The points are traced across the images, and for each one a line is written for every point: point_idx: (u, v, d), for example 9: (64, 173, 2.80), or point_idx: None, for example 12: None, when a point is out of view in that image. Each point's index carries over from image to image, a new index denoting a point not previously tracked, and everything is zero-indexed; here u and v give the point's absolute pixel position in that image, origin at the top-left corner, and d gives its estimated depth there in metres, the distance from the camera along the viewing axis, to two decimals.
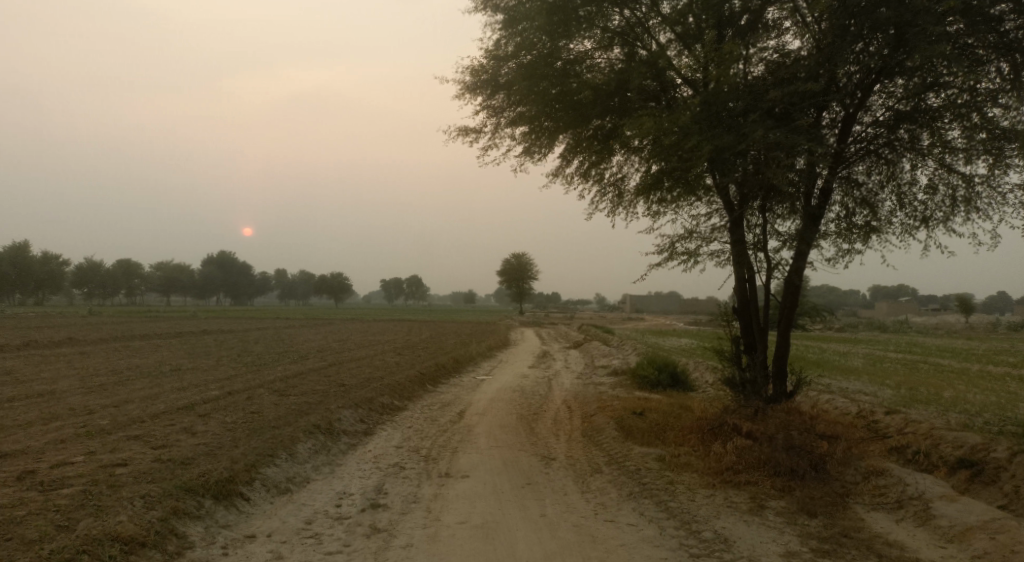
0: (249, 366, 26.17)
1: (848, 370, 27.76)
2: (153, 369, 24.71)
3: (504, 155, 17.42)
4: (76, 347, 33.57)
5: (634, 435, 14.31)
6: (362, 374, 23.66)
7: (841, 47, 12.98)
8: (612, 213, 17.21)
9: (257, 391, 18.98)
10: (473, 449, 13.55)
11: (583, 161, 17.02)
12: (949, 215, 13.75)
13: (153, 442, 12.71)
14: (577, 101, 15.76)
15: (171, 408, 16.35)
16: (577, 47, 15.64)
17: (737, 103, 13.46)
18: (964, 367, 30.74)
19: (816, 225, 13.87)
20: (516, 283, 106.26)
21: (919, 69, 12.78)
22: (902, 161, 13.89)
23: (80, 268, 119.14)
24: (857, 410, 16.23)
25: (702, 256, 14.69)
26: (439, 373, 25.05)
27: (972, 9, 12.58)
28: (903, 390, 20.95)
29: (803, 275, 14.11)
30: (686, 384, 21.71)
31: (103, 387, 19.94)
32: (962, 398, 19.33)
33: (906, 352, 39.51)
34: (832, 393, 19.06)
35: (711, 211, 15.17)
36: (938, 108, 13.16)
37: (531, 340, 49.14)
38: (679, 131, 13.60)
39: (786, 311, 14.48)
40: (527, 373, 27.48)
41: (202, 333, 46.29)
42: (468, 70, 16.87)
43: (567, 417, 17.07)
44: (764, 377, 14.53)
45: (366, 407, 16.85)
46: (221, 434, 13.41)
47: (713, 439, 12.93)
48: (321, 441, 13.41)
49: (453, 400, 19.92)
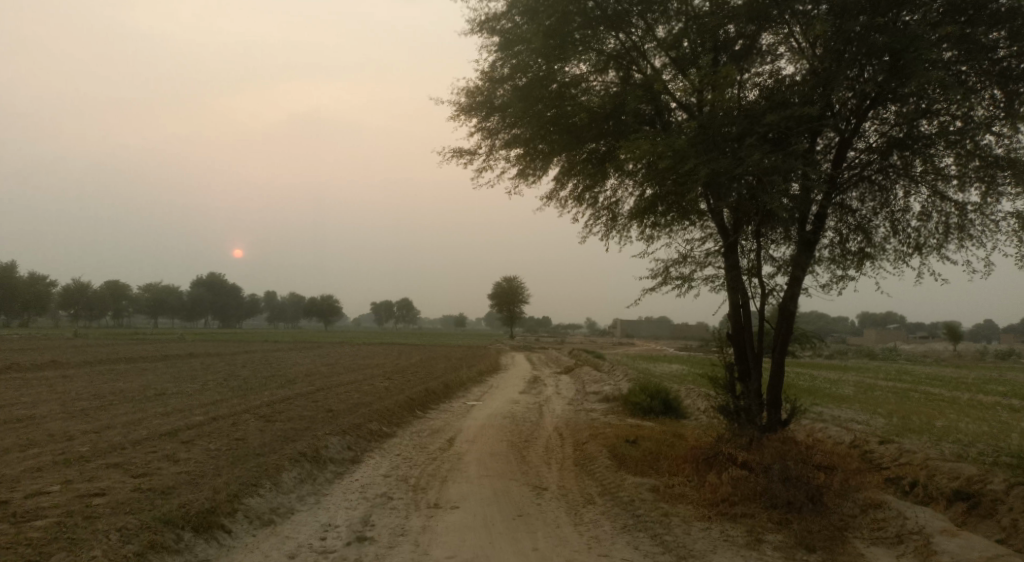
0: (236, 390, 25.78)
1: (839, 398, 27.59)
2: (138, 393, 24.28)
3: (498, 177, 17.33)
4: (60, 369, 33.05)
5: (627, 464, 14.05)
6: (350, 399, 23.32)
7: (836, 72, 12.95)
8: (605, 237, 17.10)
9: (243, 416, 18.65)
10: (463, 478, 13.25)
11: (577, 184, 16.94)
12: (942, 242, 13.69)
13: (134, 470, 12.36)
14: (572, 124, 15.67)
15: (155, 433, 15.98)
16: (573, 70, 15.53)
17: (732, 127, 13.37)
18: (954, 396, 30.70)
19: (811, 251, 13.77)
20: (507, 307, 105.91)
21: (913, 95, 12.74)
22: (896, 187, 13.84)
23: (67, 289, 118.06)
24: (851, 440, 16.04)
25: (696, 281, 14.60)
26: (429, 398, 24.73)
27: (966, 36, 12.63)
28: (895, 419, 20.77)
29: (797, 301, 13.96)
30: (678, 411, 21.50)
31: (85, 411, 19.54)
32: (955, 428, 19.17)
33: (896, 380, 39.45)
34: (825, 421, 18.88)
35: (705, 235, 15.09)
36: (931, 135, 13.14)
37: (521, 365, 48.90)
38: (675, 155, 13.43)
39: (780, 337, 14.37)
40: (518, 398, 27.20)
41: (188, 355, 45.81)
42: (463, 91, 16.82)
43: (559, 445, 16.79)
44: (759, 404, 14.31)
45: (355, 433, 16.53)
46: (205, 462, 13.07)
47: (708, 469, 12.69)
48: (307, 470, 13.09)
49: (443, 425, 19.62)
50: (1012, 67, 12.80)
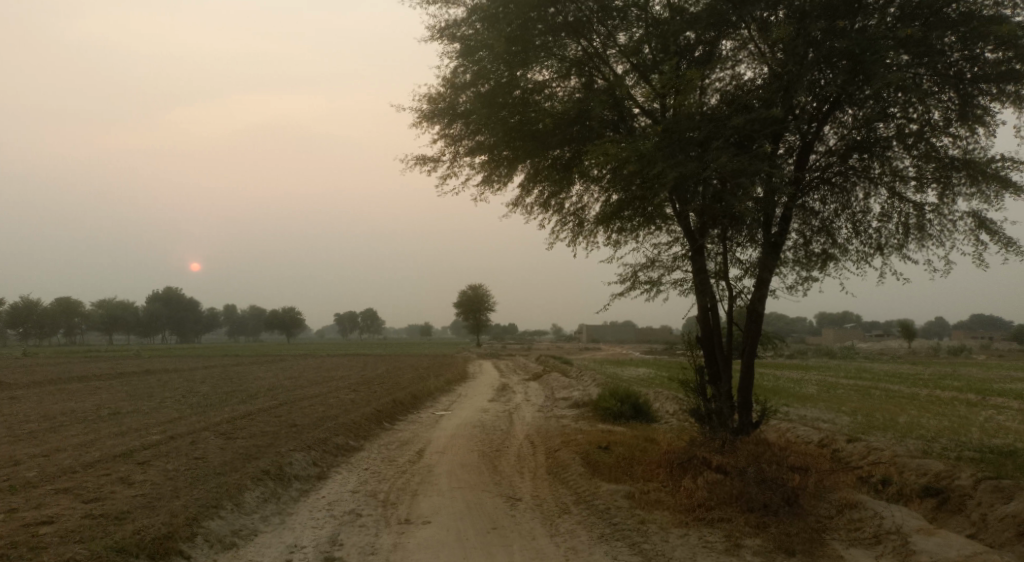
0: (196, 408, 24.98)
1: (804, 397, 27.75)
2: (91, 414, 23.34)
3: (462, 184, 17.01)
4: (8, 391, 31.73)
5: (601, 471, 13.80)
6: (315, 413, 22.72)
7: (799, 75, 12.78)
8: (573, 242, 16.89)
9: (203, 435, 17.99)
10: (434, 491, 12.87)
11: (543, 190, 16.71)
12: (903, 243, 13.74)
13: (86, 495, 11.77)
14: (536, 130, 15.44)
15: (109, 456, 15.28)
16: (535, 77, 15.34)
17: (697, 132, 13.25)
18: (914, 392, 31.18)
19: (777, 254, 13.69)
20: (472, 315, 105.43)
21: (872, 99, 12.80)
22: (856, 189, 13.85)
23: (17, 307, 114.51)
24: (820, 439, 16.02)
25: (665, 285, 14.52)
26: (396, 409, 24.25)
27: (923, 45, 12.56)
28: (860, 417, 20.92)
29: (765, 303, 13.88)
30: (648, 416, 21.37)
31: (35, 435, 18.66)
32: (918, 424, 19.36)
33: (856, 378, 40.06)
34: (793, 421, 18.90)
35: (672, 240, 14.98)
36: (889, 137, 13.21)
37: (488, 373, 48.51)
38: (642, 158, 13.24)
39: (750, 339, 14.15)
40: (487, 407, 26.87)
41: (144, 373, 44.55)
42: (424, 98, 16.48)
43: (531, 454, 16.50)
44: (730, 407, 14.19)
45: (320, 449, 16.02)
46: (163, 484, 12.50)
47: (682, 474, 12.50)
48: (270, 489, 12.59)
49: (411, 438, 19.20)
50: (964, 71, 12.91)
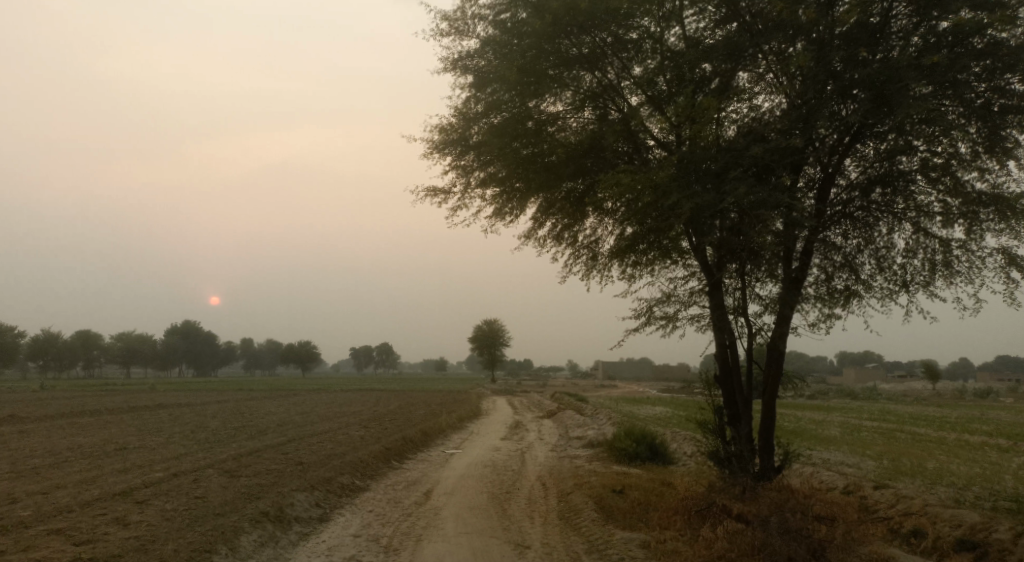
0: (203, 443, 24.53)
1: (826, 439, 26.89)
2: (97, 449, 22.95)
3: (473, 216, 16.69)
4: (18, 424, 31.47)
5: (615, 517, 13.17)
6: (323, 449, 22.20)
7: (820, 104, 12.39)
8: (586, 277, 16.46)
9: (206, 472, 17.53)
10: (439, 536, 12.30)
11: (556, 223, 16.33)
12: (929, 279, 13.17)
13: (78, 536, 11.32)
14: (549, 162, 15.14)
15: (107, 493, 14.86)
16: (548, 108, 15.12)
17: (714, 163, 12.79)
18: (941, 436, 30.14)
19: (798, 290, 13.14)
20: (487, 351, 104.80)
21: (893, 131, 12.35)
22: (879, 224, 13.30)
23: (37, 340, 115.59)
24: (844, 485, 15.31)
25: (681, 320, 14.05)
26: (407, 447, 23.69)
27: (944, 80, 12.10)
28: (886, 461, 20.11)
29: (787, 340, 13.31)
30: (665, 457, 20.68)
31: (36, 470, 18.27)
32: (947, 469, 18.54)
33: (879, 420, 39.09)
34: (816, 465, 18.15)
35: (689, 274, 14.50)
36: (911, 170, 12.73)
37: (503, 410, 47.86)
38: (658, 189, 12.89)
39: (770, 378, 13.53)
40: (499, 445, 26.18)
41: (157, 406, 44.45)
42: (436, 129, 16.21)
43: (542, 496, 15.86)
44: (750, 450, 13.56)
45: (324, 489, 15.48)
46: (159, 524, 12.05)
47: (701, 521, 11.88)
48: (268, 532, 12.10)
49: (419, 477, 18.60)
50: (991, 103, 12.37)
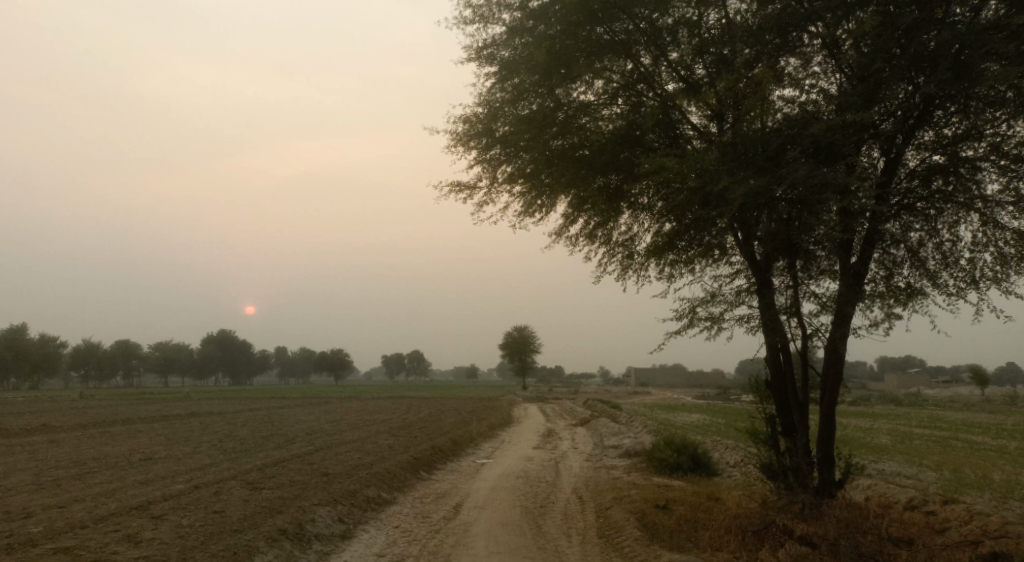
0: (228, 454, 23.79)
1: (877, 448, 25.50)
2: (120, 459, 22.34)
3: (501, 212, 15.74)
4: (47, 435, 31.11)
5: (660, 536, 12.12)
6: (349, 460, 21.35)
7: (886, 79, 11.17)
8: (621, 276, 15.42)
9: (227, 485, 16.78)
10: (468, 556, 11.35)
11: (589, 220, 15.23)
12: (1002, 274, 11.88)
13: (85, 556, 10.56)
14: (580, 155, 14.16)
15: (121, 508, 14.14)
16: (579, 96, 14.11)
17: (769, 144, 11.69)
18: (999, 444, 28.49)
19: (859, 286, 11.94)
20: (517, 357, 103.66)
21: (960, 111, 11.14)
22: (941, 216, 11.99)
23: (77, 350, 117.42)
24: (907, 500, 14.09)
25: (727, 321, 13.00)
26: (435, 456, 22.80)
27: None
28: (946, 472, 18.75)
29: (847, 342, 12.09)
30: (707, 467, 19.53)
31: (55, 482, 17.68)
32: (1015, 481, 17.16)
33: (929, 426, 37.31)
34: (872, 478, 16.90)
35: (735, 272, 13.45)
36: (978, 158, 11.44)
37: (536, 418, 46.61)
38: (703, 176, 11.90)
39: (828, 383, 12.31)
40: (532, 455, 25.18)
41: (188, 414, 44.11)
42: (461, 120, 15.27)
43: (578, 511, 14.82)
44: (807, 463, 12.33)
45: (347, 503, 14.63)
46: (171, 543, 11.26)
47: (758, 543, 10.79)
48: (285, 552, 11.31)
49: (448, 490, 17.65)
50: None
